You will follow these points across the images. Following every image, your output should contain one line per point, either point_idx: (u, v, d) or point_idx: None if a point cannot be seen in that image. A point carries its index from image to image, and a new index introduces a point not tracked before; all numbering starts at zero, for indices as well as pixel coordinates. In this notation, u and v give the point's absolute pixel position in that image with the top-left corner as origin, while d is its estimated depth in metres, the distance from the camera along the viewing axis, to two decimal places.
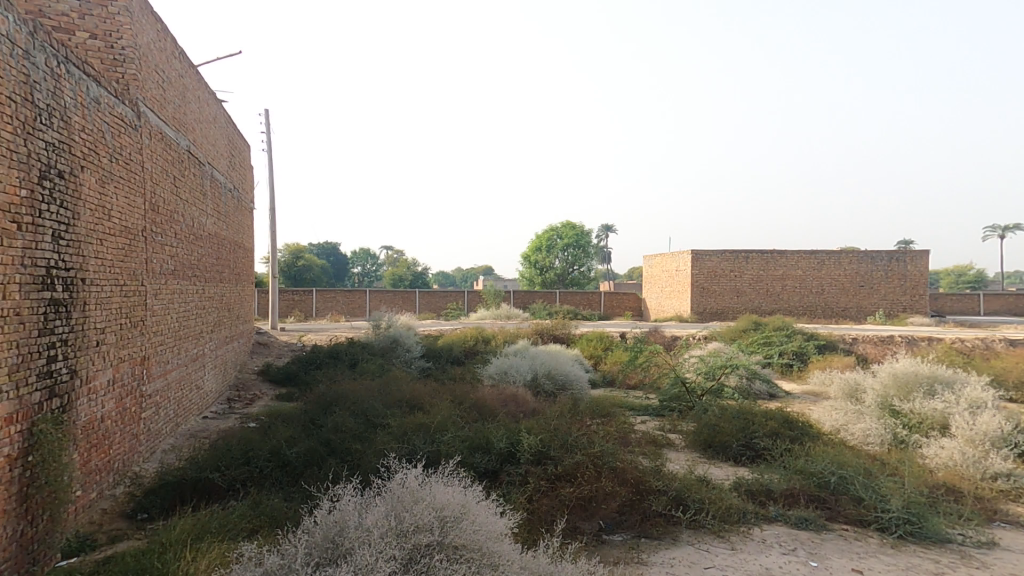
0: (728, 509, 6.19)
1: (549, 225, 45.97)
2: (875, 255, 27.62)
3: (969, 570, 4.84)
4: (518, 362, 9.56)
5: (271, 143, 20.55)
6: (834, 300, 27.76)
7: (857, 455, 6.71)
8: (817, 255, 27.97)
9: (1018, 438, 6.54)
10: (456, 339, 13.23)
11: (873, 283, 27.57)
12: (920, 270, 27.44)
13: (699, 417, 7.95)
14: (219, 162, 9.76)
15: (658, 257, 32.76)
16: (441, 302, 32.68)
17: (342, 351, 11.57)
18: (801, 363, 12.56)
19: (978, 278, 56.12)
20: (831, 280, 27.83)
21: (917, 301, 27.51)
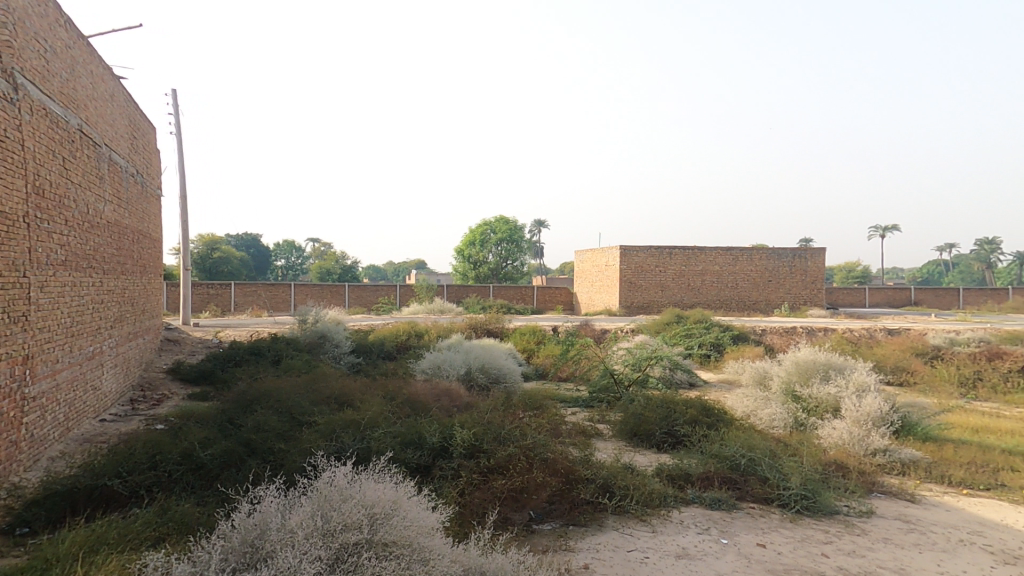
0: (650, 494, 6.52)
1: (483, 219, 46.02)
2: (781, 252, 29.90)
3: (852, 538, 5.41)
4: (452, 356, 9.52)
5: (179, 126, 19.18)
6: (747, 294, 29.80)
7: (764, 438, 7.26)
8: (732, 251, 29.78)
9: (894, 417, 7.34)
10: (388, 333, 13.01)
11: (780, 278, 29.84)
12: (820, 266, 30.03)
13: (625, 407, 8.26)
14: (118, 143, 8.97)
15: (588, 253, 33.61)
16: (371, 297, 31.99)
17: (264, 347, 11.01)
18: (717, 354, 13.39)
19: (865, 274, 61.81)
20: (745, 275, 29.82)
21: (816, 295, 30.08)
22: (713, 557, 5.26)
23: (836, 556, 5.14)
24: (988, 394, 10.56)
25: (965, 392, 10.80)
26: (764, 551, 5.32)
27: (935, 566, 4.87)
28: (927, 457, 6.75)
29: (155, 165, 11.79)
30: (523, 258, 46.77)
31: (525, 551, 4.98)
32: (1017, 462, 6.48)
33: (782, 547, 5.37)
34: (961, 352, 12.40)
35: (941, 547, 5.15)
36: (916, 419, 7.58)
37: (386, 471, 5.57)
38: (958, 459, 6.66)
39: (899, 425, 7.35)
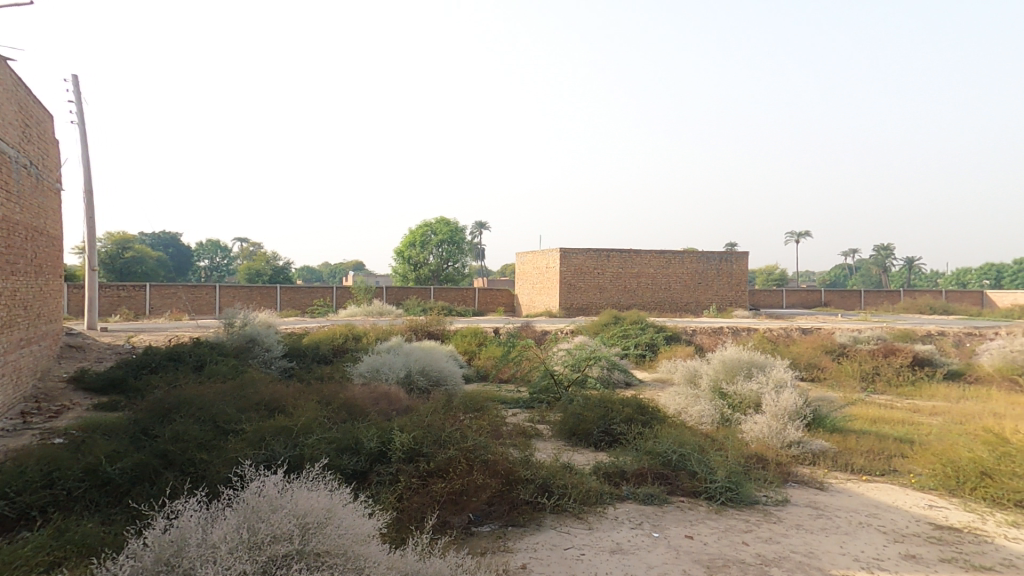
0: (588, 492, 6.65)
1: (423, 220, 45.67)
2: (708, 255, 31.54)
3: (769, 526, 5.76)
4: (392, 359, 9.35)
5: (83, 115, 17.78)
6: (679, 296, 31.14)
7: (694, 433, 7.59)
8: (665, 254, 31.11)
9: (808, 411, 7.88)
10: (324, 336, 12.64)
11: (708, 280, 31.46)
12: (743, 269, 31.90)
13: (565, 407, 8.39)
14: (6, 131, 8.18)
15: (529, 254, 34.04)
16: (305, 299, 31.06)
17: (185, 352, 10.37)
18: (652, 354, 13.89)
19: (782, 277, 66.70)
20: (677, 277, 31.18)
21: (739, 297, 31.86)
22: (646, 550, 5.43)
23: (756, 543, 5.46)
24: (883, 387, 11.54)
25: (865, 386, 11.75)
26: (691, 542, 5.56)
27: (839, 548, 5.27)
28: (833, 446, 7.29)
29: (52, 157, 10.84)
30: (465, 260, 46.75)
31: (463, 553, 4.95)
32: (907, 449, 7.12)
33: (708, 538, 5.63)
34: (862, 349, 13.46)
35: (844, 530, 5.58)
36: (826, 412, 8.15)
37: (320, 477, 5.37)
38: (859, 448, 7.24)
39: (811, 418, 7.89)
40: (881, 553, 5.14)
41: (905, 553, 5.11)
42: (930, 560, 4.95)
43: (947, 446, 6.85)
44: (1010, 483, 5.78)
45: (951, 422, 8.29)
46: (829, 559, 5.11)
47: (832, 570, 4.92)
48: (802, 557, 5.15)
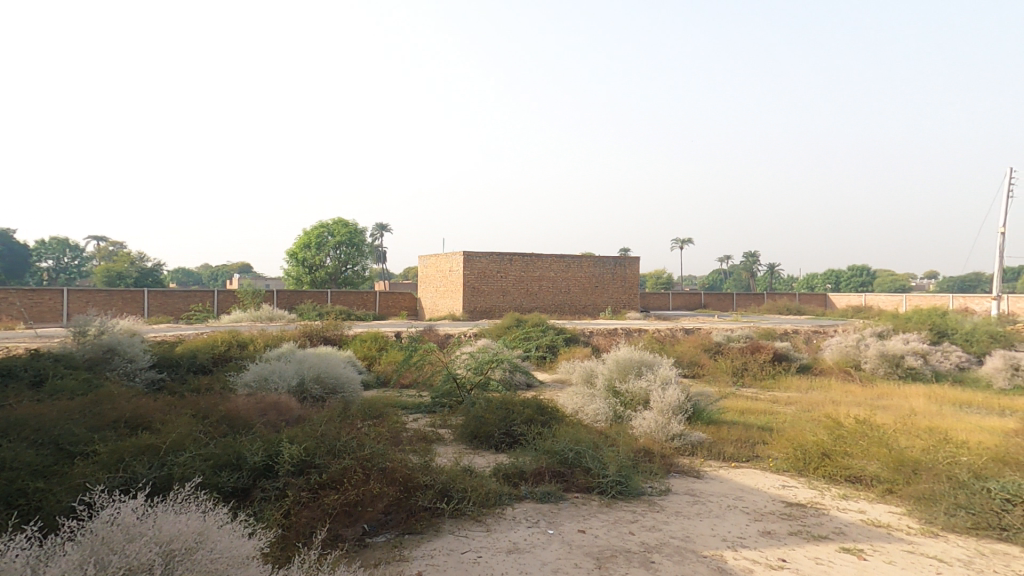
0: (487, 494, 6.55)
1: (319, 221, 43.74)
2: (604, 259, 33.27)
3: (652, 515, 6.13)
4: (283, 367, 8.75)
5: None
6: (577, 299, 32.57)
7: (589, 431, 7.83)
8: (565, 258, 32.33)
9: (689, 405, 8.53)
10: (202, 345, 11.67)
11: (604, 284, 33.21)
12: (635, 273, 34.04)
13: (467, 411, 8.27)
14: None
15: (432, 258, 33.78)
16: (180, 304, 28.51)
17: (21, 366, 8.92)
18: (552, 355, 14.36)
19: (668, 281, 72.66)
20: (574, 280, 32.53)
21: (632, 300, 33.91)
22: (540, 548, 5.54)
23: (641, 532, 5.78)
24: (749, 380, 12.76)
25: (735, 380, 12.92)
26: (583, 536, 5.77)
27: (711, 531, 5.75)
28: (709, 437, 7.93)
29: None
30: (365, 262, 45.38)
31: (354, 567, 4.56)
32: (768, 436, 7.93)
33: (599, 530, 5.87)
34: (733, 347, 14.79)
35: (715, 513, 6.10)
36: (703, 406, 8.87)
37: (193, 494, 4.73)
38: (730, 437, 7.95)
39: (691, 412, 8.54)
40: (744, 532, 5.68)
41: (763, 530, 5.70)
42: (782, 535, 5.57)
43: (797, 432, 7.71)
44: (842, 461, 6.64)
45: (801, 410, 9.39)
46: (702, 541, 5.55)
47: (704, 551, 5.35)
48: (679, 542, 5.55)
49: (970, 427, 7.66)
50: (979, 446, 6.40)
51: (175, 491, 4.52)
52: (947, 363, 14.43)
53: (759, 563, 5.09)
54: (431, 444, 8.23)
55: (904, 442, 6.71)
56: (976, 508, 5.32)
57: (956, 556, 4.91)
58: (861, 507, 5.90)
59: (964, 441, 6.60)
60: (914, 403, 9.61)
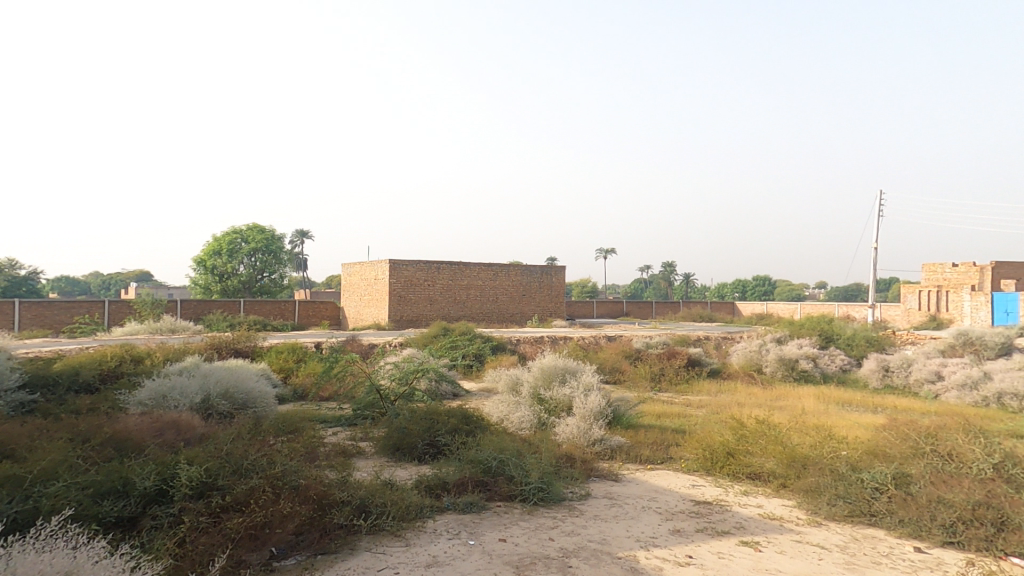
0: (408, 507, 6.26)
1: (231, 226, 41.53)
2: (531, 268, 34.01)
3: (572, 520, 6.27)
4: (185, 383, 8.19)
5: None
6: (504, 307, 33.00)
7: (513, 439, 7.84)
8: (492, 266, 32.75)
9: (609, 410, 8.84)
10: (87, 361, 10.62)
11: (530, 292, 33.87)
12: (561, 282, 35.07)
13: (390, 422, 8.02)
14: None
15: (357, 265, 32.90)
16: (62, 316, 25.89)
17: None
18: (479, 364, 14.41)
19: (592, 289, 75.33)
20: (502, 289, 32.99)
21: (558, 307, 34.95)
22: (460, 560, 5.43)
23: (560, 537, 5.89)
24: (665, 385, 13.41)
25: (653, 385, 13.52)
26: (503, 545, 5.76)
27: (626, 532, 5.96)
28: (628, 441, 8.24)
29: None
30: (282, 270, 43.71)
31: None
32: (681, 438, 8.36)
33: (519, 538, 5.90)
34: (651, 353, 15.50)
35: (630, 515, 6.33)
36: (623, 411, 9.24)
37: (61, 529, 4.20)
38: (646, 441, 8.30)
39: (611, 416, 8.85)
40: (657, 532, 5.94)
41: (673, 529, 5.98)
42: (689, 532, 5.88)
43: (706, 433, 8.19)
44: (744, 460, 7.11)
45: (711, 412, 10.02)
46: (617, 543, 5.75)
47: (618, 552, 5.53)
48: (596, 545, 5.70)
49: (850, 424, 8.50)
50: (856, 440, 7.11)
51: (36, 528, 4.01)
52: (833, 365, 15.93)
53: (668, 561, 5.34)
54: (352, 458, 7.91)
55: (796, 438, 7.31)
56: (851, 497, 5.91)
57: (835, 542, 5.43)
58: (759, 502, 6.36)
59: (845, 436, 7.30)
60: (805, 403, 10.50)
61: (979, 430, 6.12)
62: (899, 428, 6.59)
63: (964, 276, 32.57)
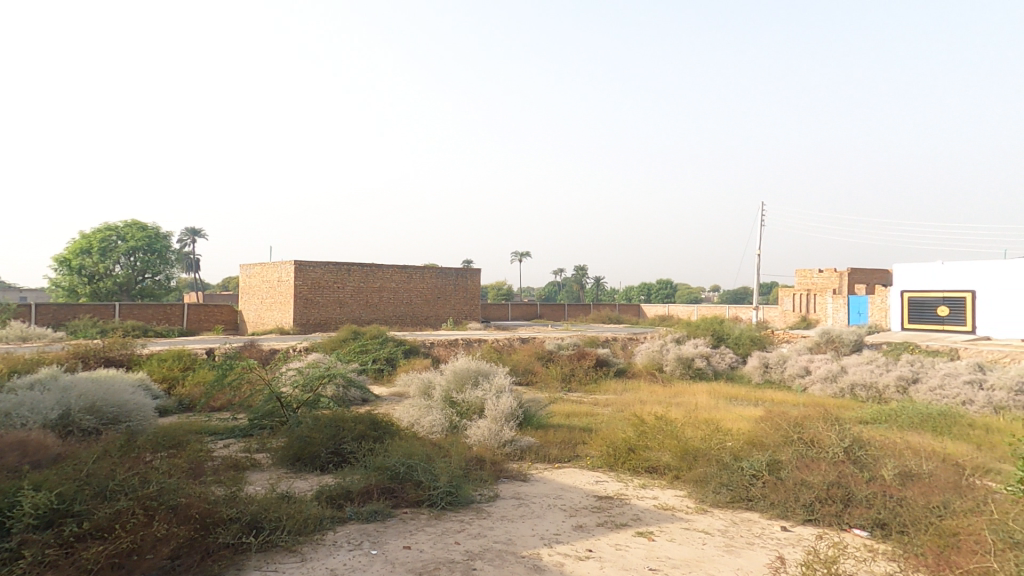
0: (306, 520, 5.85)
1: (104, 222, 37.86)
2: (445, 271, 34.16)
3: (478, 522, 6.27)
4: (36, 399, 7.60)
5: None
6: (418, 310, 32.80)
7: (423, 443, 7.73)
8: (407, 268, 32.44)
9: (520, 412, 9.05)
10: None
11: (445, 295, 34.05)
12: (477, 285, 35.53)
13: (290, 431, 7.61)
14: None
15: (258, 267, 31.19)
16: None
17: None
18: (391, 368, 14.22)
19: (507, 292, 76.48)
20: (417, 291, 32.77)
21: (473, 310, 35.38)
22: (361, 571, 5.15)
23: (465, 541, 5.85)
24: (576, 385, 13.89)
25: (564, 385, 13.95)
26: (407, 552, 5.56)
27: (531, 531, 6.07)
28: (537, 441, 8.45)
29: None
30: (168, 271, 40.72)
31: None
32: (588, 436, 8.69)
33: (424, 545, 5.73)
34: (562, 355, 15.97)
35: (536, 513, 6.46)
36: (533, 412, 9.47)
37: None
38: (555, 440, 8.56)
39: (522, 417, 9.07)
40: (560, 529, 6.10)
41: (576, 525, 6.19)
42: (590, 527, 6.10)
43: (610, 431, 8.59)
44: (643, 454, 7.53)
45: (616, 410, 10.56)
46: (522, 542, 5.82)
47: (522, 552, 5.60)
48: (501, 545, 5.74)
49: (734, 417, 9.32)
50: (739, 432, 7.75)
51: None
52: (723, 363, 17.26)
53: (569, 556, 5.50)
54: (245, 472, 7.43)
55: (688, 432, 7.84)
56: (733, 484, 6.44)
57: (717, 527, 5.87)
58: (655, 493, 6.76)
59: (730, 429, 7.95)
60: (698, 399, 11.31)
61: (835, 418, 6.92)
62: (774, 419, 7.27)
63: (828, 280, 36.07)
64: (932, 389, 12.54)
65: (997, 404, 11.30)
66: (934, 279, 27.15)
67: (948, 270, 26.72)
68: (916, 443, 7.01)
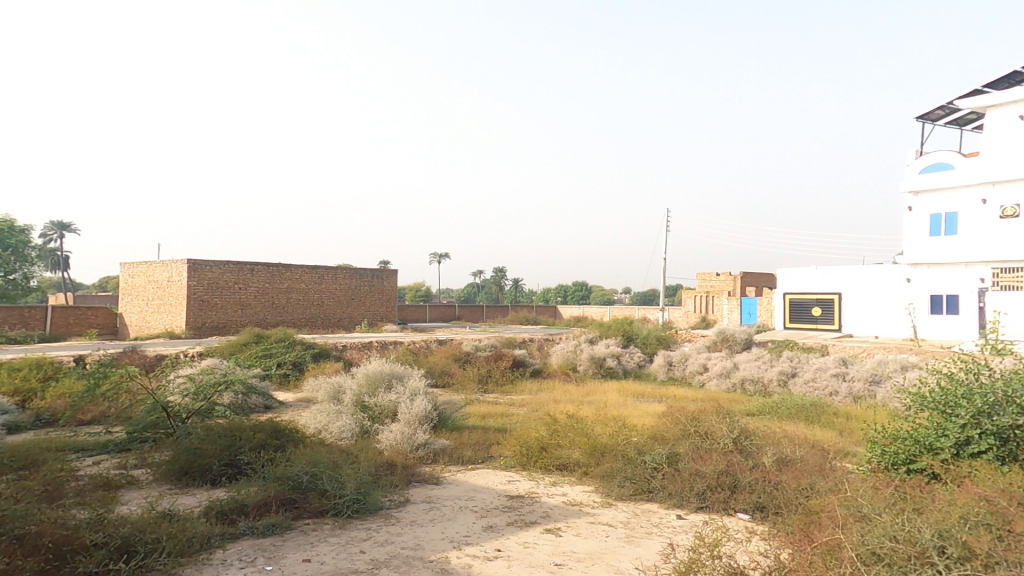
0: (190, 539, 5.31)
1: None
2: (360, 272, 33.36)
3: (386, 529, 6.07)
4: None
5: None
6: (331, 311, 31.76)
7: (330, 450, 7.42)
8: (317, 269, 31.27)
9: (434, 414, 8.99)
10: None
11: (360, 297, 33.25)
12: (393, 286, 35.05)
13: (177, 443, 7.02)
14: None
15: (145, 266, 28.64)
16: None
17: None
18: (298, 373, 13.71)
19: (425, 293, 75.48)
20: (329, 293, 31.72)
21: (389, 312, 34.83)
22: None
23: (371, 549, 5.60)
24: (492, 387, 14.01)
25: (480, 387, 14.03)
26: (307, 565, 5.23)
27: (441, 534, 5.97)
28: (452, 443, 8.44)
29: None
30: None
31: None
32: (502, 437, 8.79)
33: (326, 556, 5.42)
34: (479, 356, 16.00)
35: (447, 516, 6.40)
36: (448, 414, 9.45)
37: None
38: (469, 441, 8.58)
39: (436, 420, 9.01)
40: (470, 530, 6.07)
41: (486, 525, 6.19)
42: (501, 527, 6.13)
43: (524, 430, 8.76)
44: (555, 452, 7.74)
45: (531, 409, 10.79)
46: (431, 546, 5.71)
47: (430, 556, 5.48)
48: (408, 551, 5.57)
49: (641, 413, 9.81)
50: (643, 427, 8.18)
51: None
52: (632, 362, 18.12)
53: (478, 557, 5.47)
54: (121, 491, 6.75)
55: (597, 430, 8.18)
56: (635, 477, 6.74)
57: (620, 519, 6.13)
58: (564, 490, 6.95)
59: (635, 425, 8.38)
60: (608, 397, 11.79)
61: (726, 411, 7.48)
62: (674, 414, 7.72)
63: (725, 283, 39.16)
64: (806, 381, 13.93)
65: (856, 394, 12.79)
66: (810, 281, 29.98)
67: (818, 273, 29.63)
68: (791, 432, 7.78)
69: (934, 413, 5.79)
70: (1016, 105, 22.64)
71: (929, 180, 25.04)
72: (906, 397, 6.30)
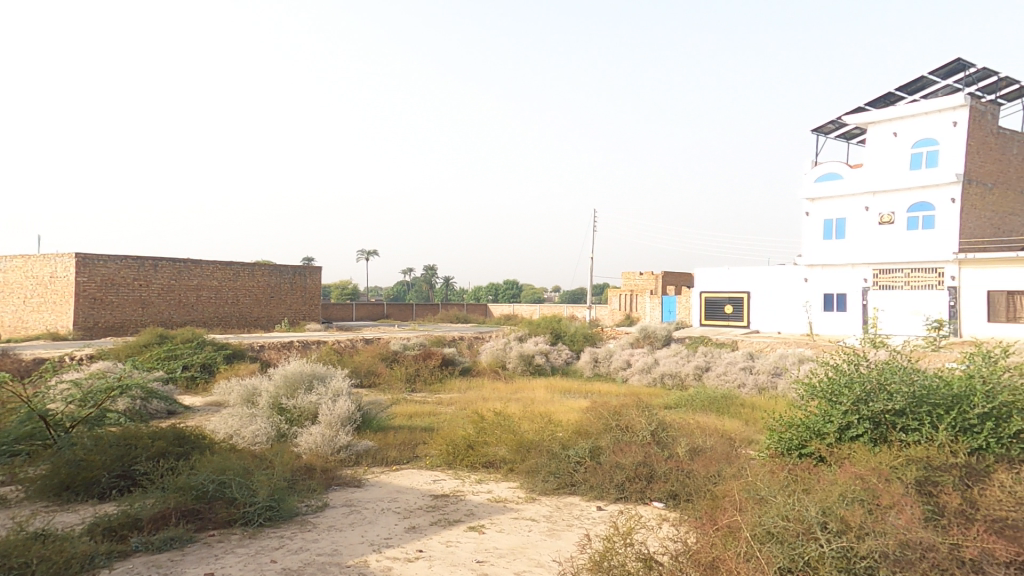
0: (69, 560, 4.76)
1: None
2: (280, 269, 31.80)
3: (302, 536, 5.77)
4: None
5: None
6: (248, 310, 30.11)
7: (242, 456, 7.01)
8: (233, 265, 29.50)
9: (357, 415, 8.74)
10: None
11: (280, 295, 31.76)
12: (317, 283, 33.76)
13: (57, 455, 6.37)
14: None
15: (23, 259, 25.75)
16: None
17: None
18: (207, 376, 12.89)
19: (353, 291, 73.19)
20: (245, 290, 30.04)
21: (313, 310, 33.47)
22: None
23: (283, 557, 5.29)
24: (420, 386, 13.84)
25: (408, 386, 13.80)
26: None
27: (360, 538, 5.77)
28: (376, 444, 8.23)
29: None
30: None
31: None
32: (429, 436, 8.68)
33: (231, 568, 5.06)
34: (408, 355, 15.72)
35: (368, 519, 6.20)
36: (373, 415, 9.23)
37: None
38: (394, 442, 8.42)
39: (359, 421, 8.76)
40: (391, 532, 5.92)
41: (409, 526, 6.06)
42: (424, 527, 6.03)
43: (451, 429, 8.70)
44: (482, 450, 7.75)
45: (459, 408, 10.74)
46: (349, 551, 5.50)
47: (347, 561, 5.26)
48: (324, 557, 5.32)
49: (567, 409, 10.01)
50: (569, 422, 8.38)
51: None
52: (560, 359, 18.51)
53: (398, 559, 5.33)
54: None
55: (524, 426, 8.28)
56: (559, 472, 6.88)
57: (543, 513, 6.21)
58: (489, 487, 6.97)
59: (560, 421, 8.55)
60: (535, 394, 11.97)
61: (646, 405, 7.82)
62: (598, 408, 7.96)
63: (647, 282, 41.05)
64: (718, 375, 14.87)
65: (761, 386, 13.87)
66: (722, 280, 31.39)
67: (728, 272, 31.21)
68: (704, 423, 8.25)
69: (823, 400, 6.33)
70: (891, 121, 25.23)
71: (823, 189, 27.49)
72: (801, 387, 6.84)
